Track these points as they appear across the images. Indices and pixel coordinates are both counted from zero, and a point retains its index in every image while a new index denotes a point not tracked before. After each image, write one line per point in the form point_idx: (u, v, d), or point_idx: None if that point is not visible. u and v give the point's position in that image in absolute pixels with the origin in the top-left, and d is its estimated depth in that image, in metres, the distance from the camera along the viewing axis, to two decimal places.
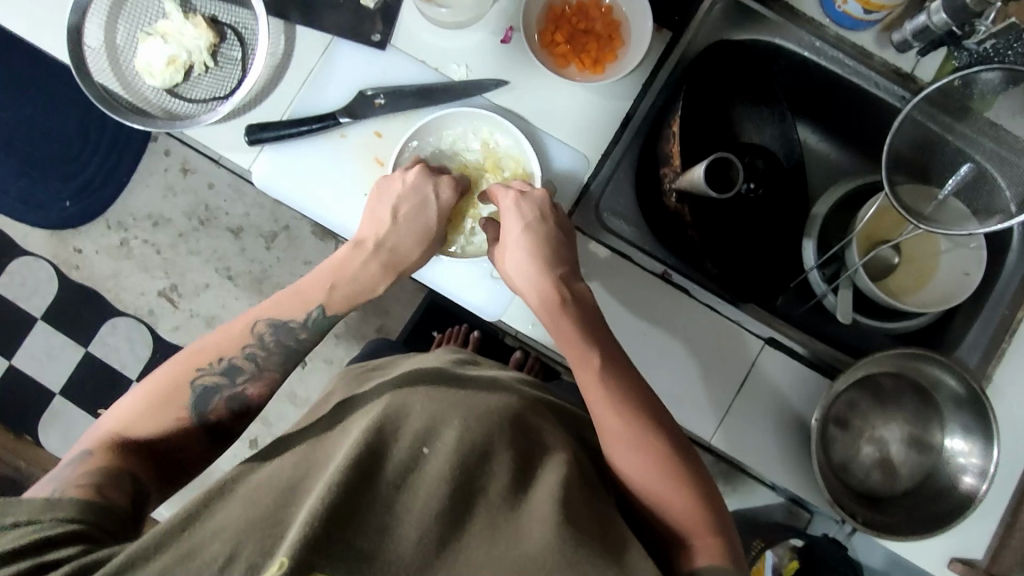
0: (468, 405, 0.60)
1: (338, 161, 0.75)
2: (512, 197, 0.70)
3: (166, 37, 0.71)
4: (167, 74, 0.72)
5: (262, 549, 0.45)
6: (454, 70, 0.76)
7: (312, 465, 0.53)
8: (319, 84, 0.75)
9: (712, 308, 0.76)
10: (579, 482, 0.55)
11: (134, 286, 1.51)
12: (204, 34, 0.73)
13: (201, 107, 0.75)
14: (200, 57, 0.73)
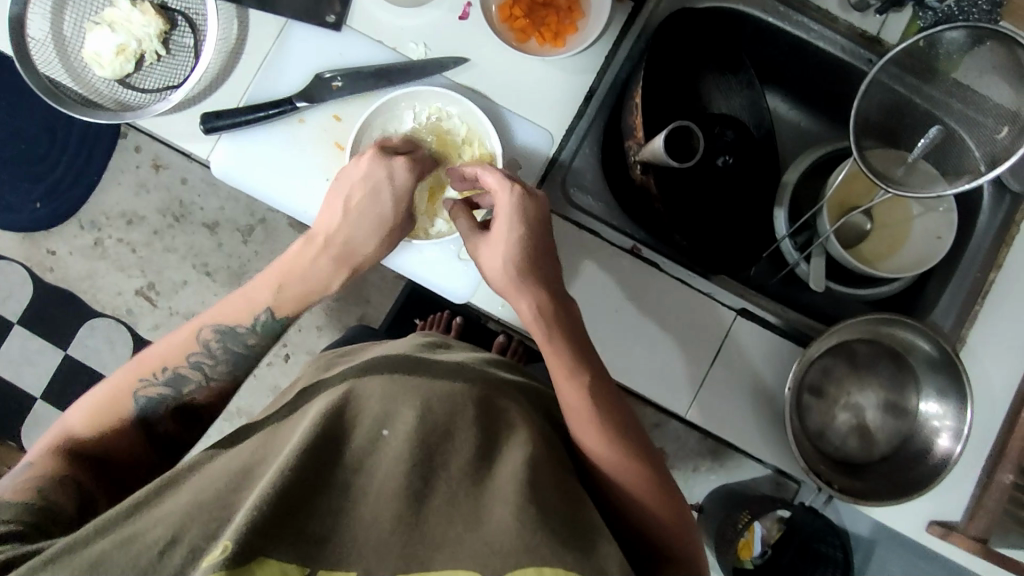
0: (430, 389, 0.60)
1: (298, 148, 0.74)
2: (517, 192, 0.64)
3: (113, 26, 0.70)
4: (116, 63, 0.71)
5: (206, 532, 0.45)
6: (412, 49, 0.74)
7: (268, 453, 0.53)
8: (274, 68, 0.73)
9: (684, 281, 0.75)
10: (545, 459, 0.55)
11: (111, 286, 1.50)
12: (153, 21, 0.71)
13: (153, 97, 0.73)
14: (150, 46, 0.72)
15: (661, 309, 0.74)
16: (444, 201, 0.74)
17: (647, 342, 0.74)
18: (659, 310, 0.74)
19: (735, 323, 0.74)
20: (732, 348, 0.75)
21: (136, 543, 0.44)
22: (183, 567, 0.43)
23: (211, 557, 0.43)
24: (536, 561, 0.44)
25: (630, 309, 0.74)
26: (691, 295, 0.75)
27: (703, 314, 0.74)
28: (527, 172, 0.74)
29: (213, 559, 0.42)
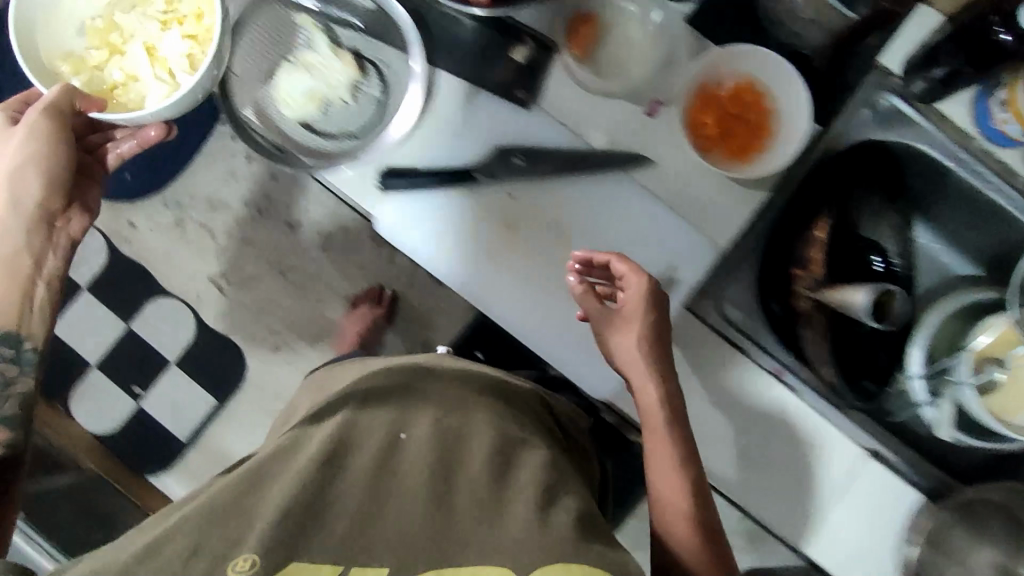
0: (447, 411, 0.67)
1: (464, 218, 0.72)
2: (641, 290, 0.69)
3: (310, 70, 0.71)
4: (305, 106, 0.72)
5: (225, 546, 0.50)
6: (594, 138, 0.74)
7: (283, 467, 0.58)
8: (457, 134, 0.72)
9: (819, 412, 0.75)
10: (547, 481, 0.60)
11: (184, 268, 1.50)
12: (348, 69, 0.72)
13: (334, 144, 0.72)
14: (340, 93, 0.72)
15: (794, 437, 0.75)
16: (172, 52, 0.70)
17: (775, 469, 0.75)
18: (790, 438, 0.75)
19: (863, 463, 0.75)
20: (857, 486, 0.75)
21: (167, 539, 0.50)
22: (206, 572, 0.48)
23: (241, 565, 0.48)
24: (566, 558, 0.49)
25: (764, 433, 0.75)
26: (826, 428, 0.75)
27: (834, 447, 0.75)
28: (683, 280, 0.75)
29: (242, 567, 0.48)
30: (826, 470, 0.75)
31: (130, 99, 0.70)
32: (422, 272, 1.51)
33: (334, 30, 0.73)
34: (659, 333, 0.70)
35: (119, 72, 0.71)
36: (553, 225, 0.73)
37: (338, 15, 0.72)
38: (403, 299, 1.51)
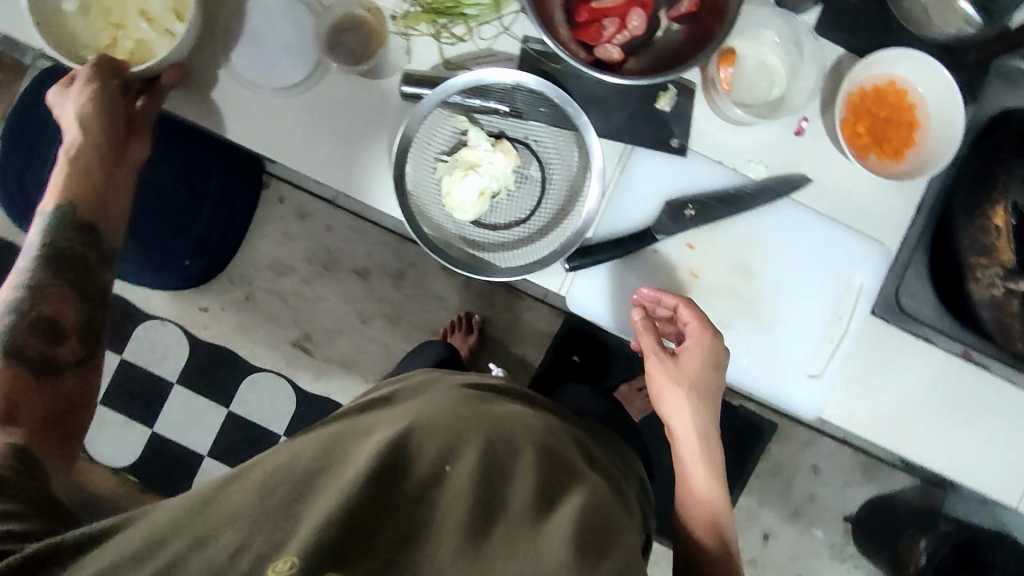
0: (506, 424, 0.58)
1: (652, 278, 0.74)
2: (697, 336, 0.68)
3: (478, 170, 0.70)
4: (477, 207, 0.71)
5: (273, 541, 0.43)
6: (752, 168, 0.74)
7: (336, 458, 0.50)
8: (622, 198, 0.73)
9: (1009, 380, 0.77)
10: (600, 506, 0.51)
11: (267, 340, 1.48)
12: (512, 160, 0.71)
13: (505, 234, 0.73)
14: (505, 183, 0.72)
15: (992, 410, 0.77)
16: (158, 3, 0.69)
17: (980, 444, 0.78)
18: (990, 412, 0.77)
19: None
20: None
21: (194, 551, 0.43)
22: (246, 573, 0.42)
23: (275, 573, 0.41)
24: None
25: (964, 412, 0.77)
26: (1015, 393, 0.78)
27: None
28: (868, 287, 0.75)
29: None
30: (906, 411, 0.77)
31: (146, 59, 0.69)
32: (498, 290, 1.51)
33: (481, 120, 0.72)
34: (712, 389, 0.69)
35: (130, 39, 0.69)
36: (737, 266, 0.75)
37: (485, 104, 0.71)
38: (488, 322, 1.50)
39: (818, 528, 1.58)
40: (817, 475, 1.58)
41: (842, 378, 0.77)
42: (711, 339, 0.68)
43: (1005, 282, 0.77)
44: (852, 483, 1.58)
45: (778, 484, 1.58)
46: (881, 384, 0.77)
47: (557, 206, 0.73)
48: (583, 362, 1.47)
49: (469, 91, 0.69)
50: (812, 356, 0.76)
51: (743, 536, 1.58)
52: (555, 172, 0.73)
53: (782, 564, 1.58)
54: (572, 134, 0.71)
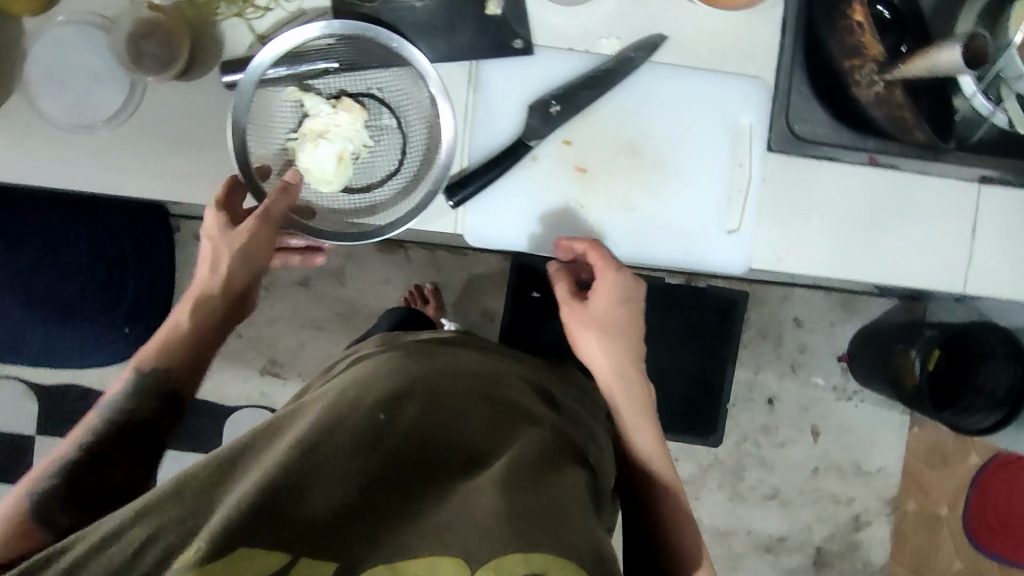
0: (437, 384, 0.62)
1: (542, 187, 0.71)
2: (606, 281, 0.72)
3: (327, 135, 0.68)
4: (341, 173, 0.69)
5: (186, 525, 0.44)
6: (604, 45, 0.71)
7: (269, 438, 0.52)
8: (485, 118, 0.71)
9: (923, 171, 0.76)
10: (534, 461, 0.56)
11: (235, 377, 1.49)
12: (357, 115, 0.69)
13: (381, 190, 0.72)
14: (360, 141, 0.70)
15: (913, 207, 0.77)
16: None
17: (912, 243, 0.77)
18: (911, 209, 0.77)
19: (980, 193, 0.77)
20: (986, 214, 0.77)
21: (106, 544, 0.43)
22: (154, 564, 0.42)
23: (184, 556, 0.41)
24: (525, 546, 0.46)
25: (887, 216, 0.76)
26: (931, 182, 0.76)
27: (947, 194, 0.77)
28: (756, 124, 0.73)
29: (187, 559, 0.41)
30: (830, 235, 0.76)
31: None
32: (441, 255, 1.53)
33: (315, 86, 0.70)
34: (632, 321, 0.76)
35: None
36: (622, 146, 0.72)
37: (314, 69, 0.69)
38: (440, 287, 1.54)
39: (817, 376, 1.62)
40: (801, 327, 1.61)
41: (761, 222, 0.75)
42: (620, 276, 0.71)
43: (881, 75, 0.71)
44: (835, 323, 1.61)
45: (768, 347, 1.60)
46: (803, 214, 0.75)
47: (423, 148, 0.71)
48: (544, 295, 1.49)
49: (291, 58, 0.67)
50: (725, 211, 0.74)
51: (750, 407, 1.61)
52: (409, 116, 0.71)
53: (796, 420, 1.62)
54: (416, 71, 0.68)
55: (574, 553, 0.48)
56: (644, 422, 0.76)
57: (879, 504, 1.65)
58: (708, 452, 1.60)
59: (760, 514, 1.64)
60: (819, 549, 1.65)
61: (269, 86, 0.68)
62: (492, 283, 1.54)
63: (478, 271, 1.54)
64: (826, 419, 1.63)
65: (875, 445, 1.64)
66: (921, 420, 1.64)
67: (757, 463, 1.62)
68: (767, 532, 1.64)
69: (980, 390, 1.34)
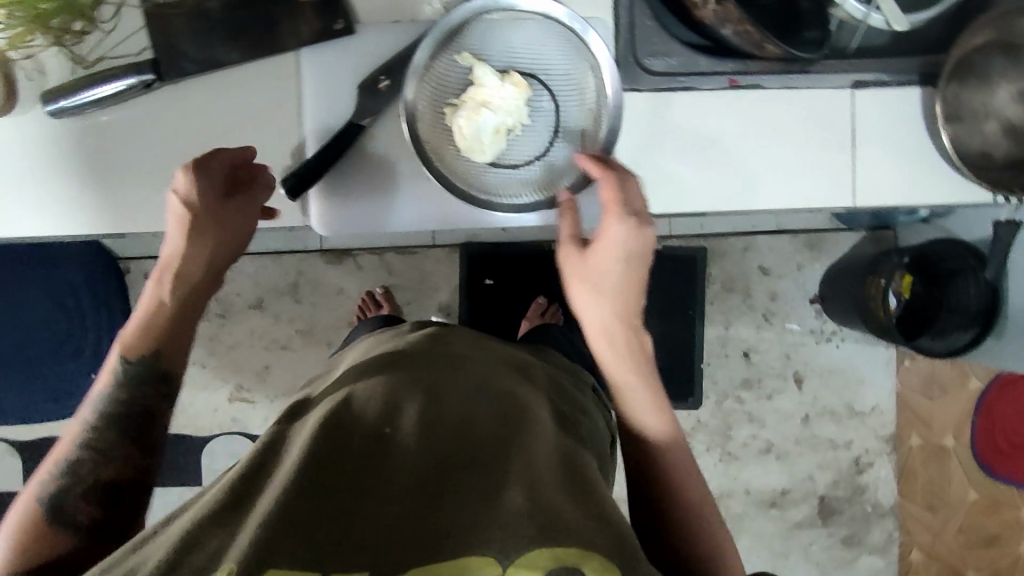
0: (442, 391, 0.63)
1: (386, 164, 0.69)
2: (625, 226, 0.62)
3: (490, 106, 0.65)
4: (494, 146, 0.66)
5: (215, 549, 0.46)
6: (429, 11, 0.69)
7: (277, 459, 0.55)
8: (320, 100, 0.69)
9: (790, 87, 0.73)
10: (551, 453, 0.59)
11: (204, 408, 1.51)
12: (523, 91, 0.66)
13: (524, 172, 0.69)
14: (520, 118, 0.67)
15: (787, 124, 0.74)
16: None
17: (793, 161, 0.74)
18: (785, 126, 0.74)
19: (855, 99, 0.74)
20: (863, 121, 0.74)
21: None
22: None
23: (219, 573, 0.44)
24: (545, 541, 0.47)
25: (759, 139, 0.74)
26: (800, 97, 0.73)
27: (821, 104, 0.74)
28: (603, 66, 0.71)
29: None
30: (703, 166, 0.74)
31: None
32: (389, 256, 1.52)
33: (488, 57, 0.67)
34: (634, 279, 0.65)
35: None
36: None
37: (491, 40, 0.67)
38: (393, 289, 1.52)
39: (793, 322, 1.57)
40: (768, 274, 1.56)
41: (630, 165, 0.73)
42: (620, 230, 0.62)
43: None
44: (803, 265, 1.56)
45: (737, 299, 1.56)
46: (674, 151, 0.74)
47: (274, 141, 0.70)
48: (497, 282, 1.48)
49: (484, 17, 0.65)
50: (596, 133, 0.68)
51: (727, 363, 1.57)
52: (563, 100, 0.69)
53: (778, 369, 1.57)
54: (447, 43, 0.66)
55: (591, 530, 0.49)
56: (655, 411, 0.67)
57: (878, 443, 1.59)
58: (690, 414, 1.57)
59: (756, 471, 1.58)
60: (824, 497, 1.59)
61: (116, 107, 0.69)
62: (444, 276, 1.53)
63: (428, 267, 1.52)
64: (809, 364, 1.57)
65: (864, 384, 1.58)
66: (910, 352, 1.57)
67: (743, 419, 1.58)
68: (766, 488, 1.58)
69: (953, 309, 1.29)
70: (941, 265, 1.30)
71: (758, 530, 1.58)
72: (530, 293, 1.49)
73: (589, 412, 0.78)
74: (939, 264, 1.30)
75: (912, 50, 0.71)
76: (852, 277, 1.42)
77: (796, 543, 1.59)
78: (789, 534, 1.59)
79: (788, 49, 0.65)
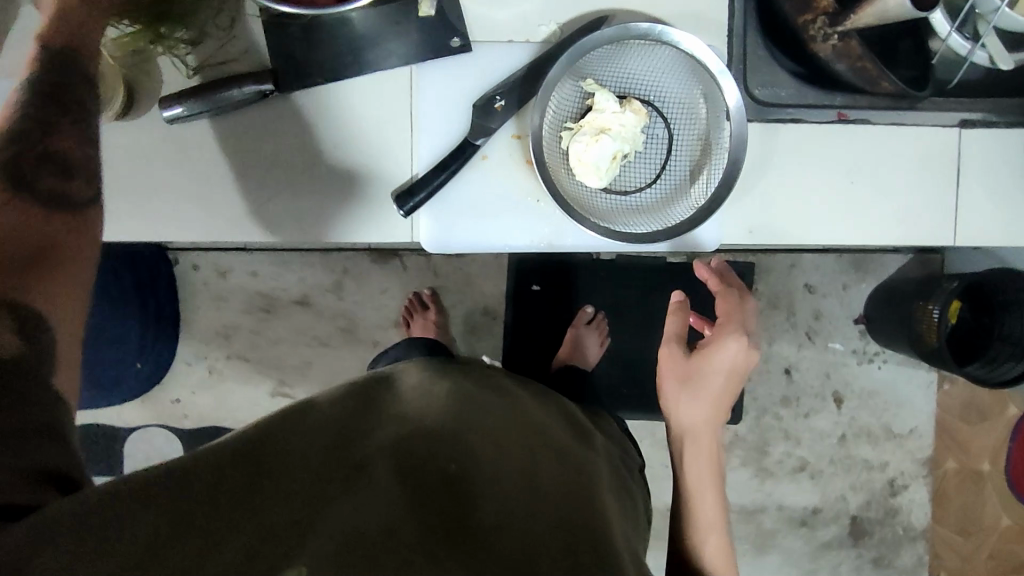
0: (510, 438, 0.60)
1: (497, 185, 0.70)
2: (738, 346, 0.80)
3: (611, 134, 0.66)
4: (610, 171, 0.67)
5: None
6: (544, 32, 0.70)
7: (338, 486, 0.51)
8: (432, 117, 0.70)
9: (898, 123, 0.73)
10: (621, 538, 0.55)
11: (246, 402, 1.51)
12: (643, 119, 0.67)
13: (633, 198, 0.70)
14: (636, 145, 0.68)
15: (893, 159, 0.73)
16: None
17: (896, 197, 0.74)
18: (891, 161, 0.73)
19: (962, 138, 0.73)
20: (969, 160, 0.74)
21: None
22: None
23: None
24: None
25: (864, 173, 0.73)
26: (906, 133, 0.73)
27: (928, 141, 0.73)
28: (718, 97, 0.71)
29: None
30: (807, 199, 0.74)
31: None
32: (436, 258, 1.52)
33: (607, 83, 0.68)
34: (728, 394, 0.81)
35: None
36: None
37: (610, 65, 0.67)
38: (438, 291, 1.52)
39: (836, 341, 1.57)
40: (814, 292, 1.55)
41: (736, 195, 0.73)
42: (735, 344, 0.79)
43: (834, 27, 0.66)
44: (849, 285, 1.55)
45: (781, 316, 1.56)
46: (780, 182, 0.73)
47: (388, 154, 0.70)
48: (545, 289, 1.48)
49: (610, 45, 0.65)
50: (704, 167, 0.69)
51: (768, 380, 1.57)
52: (678, 128, 0.69)
53: (817, 388, 1.57)
54: (572, 72, 0.66)
55: None
56: (716, 511, 0.80)
57: (914, 466, 1.59)
58: (728, 429, 1.57)
59: (790, 488, 1.59)
60: (855, 517, 1.59)
61: (224, 114, 0.69)
62: (490, 280, 1.52)
63: (475, 271, 1.52)
64: (849, 384, 1.58)
65: (904, 407, 1.58)
66: (950, 377, 1.57)
67: (780, 436, 1.58)
68: (799, 505, 1.59)
69: (1007, 339, 1.29)
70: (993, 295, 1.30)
71: (788, 547, 1.59)
72: (576, 302, 1.48)
73: (632, 486, 0.76)
74: (991, 294, 1.31)
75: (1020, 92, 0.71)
76: (901, 304, 1.41)
77: (824, 561, 1.60)
78: (820, 552, 1.59)
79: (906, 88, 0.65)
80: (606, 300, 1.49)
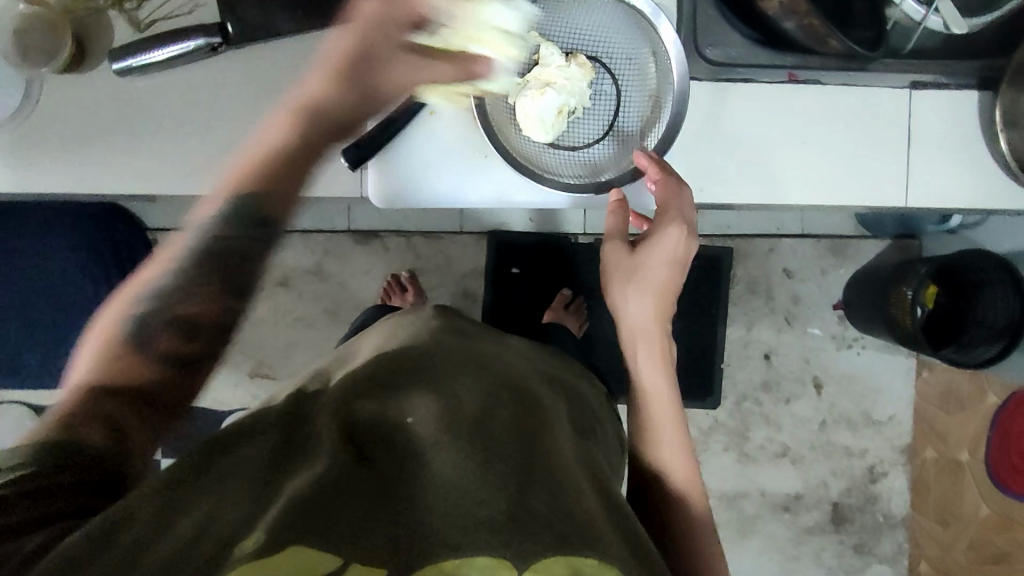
0: (471, 383, 0.61)
1: (448, 140, 0.73)
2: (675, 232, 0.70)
3: (556, 87, 0.68)
4: (556, 125, 0.70)
5: (234, 526, 0.43)
6: None
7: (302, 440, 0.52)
8: None
9: (847, 84, 0.73)
10: (583, 471, 0.57)
11: (224, 383, 1.51)
12: (587, 74, 0.70)
13: (579, 152, 0.74)
14: (582, 100, 0.71)
15: (842, 122, 0.74)
16: None
17: (848, 158, 0.74)
18: (840, 124, 0.74)
19: (912, 100, 0.74)
20: (920, 121, 0.74)
21: (142, 554, 0.42)
22: (209, 554, 0.41)
23: (242, 548, 0.41)
24: (568, 552, 0.44)
25: (816, 136, 0.74)
26: (857, 95, 0.74)
27: (878, 104, 0.74)
28: None
29: (243, 551, 0.40)
30: (759, 159, 0.74)
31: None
32: (415, 240, 1.52)
33: (555, 39, 0.71)
34: (671, 283, 0.72)
35: None
36: None
37: (558, 22, 0.71)
38: (417, 272, 1.52)
39: (814, 326, 1.57)
40: (792, 277, 1.55)
41: (687, 155, 0.74)
42: (671, 232, 0.70)
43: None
44: (827, 270, 1.55)
45: (759, 301, 1.56)
46: (730, 144, 0.74)
47: None
48: (522, 271, 1.48)
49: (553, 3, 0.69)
50: (649, 122, 0.72)
51: (747, 365, 1.57)
52: (626, 83, 0.72)
53: (796, 374, 1.57)
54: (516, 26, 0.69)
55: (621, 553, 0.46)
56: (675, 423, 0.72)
57: (894, 453, 1.59)
58: (707, 414, 1.56)
59: (770, 474, 1.58)
60: (836, 504, 1.59)
61: (176, 69, 0.71)
62: (468, 263, 1.52)
63: (453, 252, 1.52)
64: (828, 370, 1.57)
65: (883, 393, 1.58)
66: (929, 363, 1.57)
67: (760, 421, 1.58)
68: (779, 491, 1.58)
69: (981, 322, 1.29)
70: (964, 275, 1.31)
71: (768, 533, 1.58)
72: (554, 284, 1.48)
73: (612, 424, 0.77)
74: (964, 275, 1.31)
75: (969, 52, 0.71)
76: (877, 286, 1.41)
77: (805, 547, 1.59)
78: (799, 538, 1.59)
79: (853, 46, 0.63)
80: (584, 283, 1.49)
